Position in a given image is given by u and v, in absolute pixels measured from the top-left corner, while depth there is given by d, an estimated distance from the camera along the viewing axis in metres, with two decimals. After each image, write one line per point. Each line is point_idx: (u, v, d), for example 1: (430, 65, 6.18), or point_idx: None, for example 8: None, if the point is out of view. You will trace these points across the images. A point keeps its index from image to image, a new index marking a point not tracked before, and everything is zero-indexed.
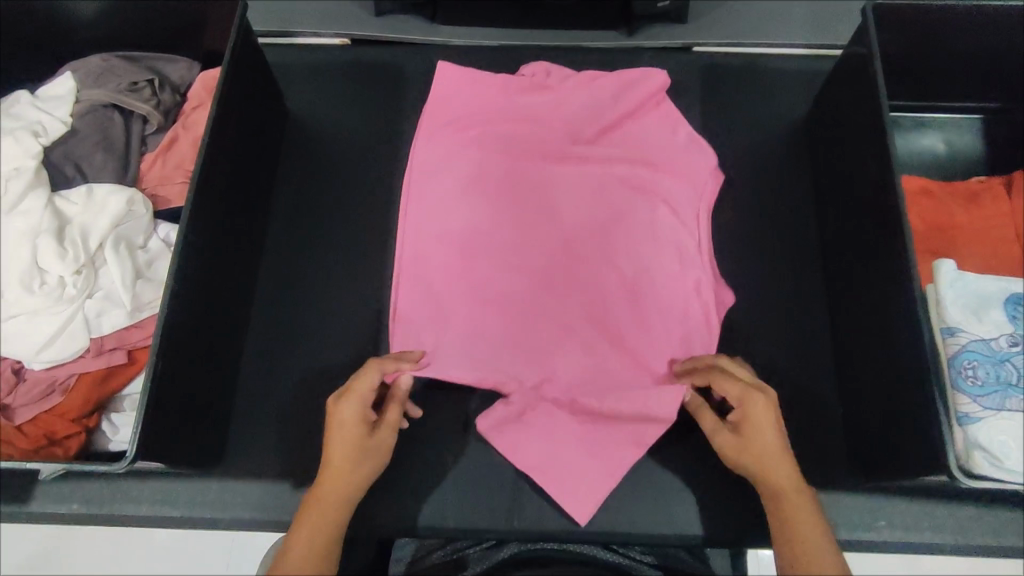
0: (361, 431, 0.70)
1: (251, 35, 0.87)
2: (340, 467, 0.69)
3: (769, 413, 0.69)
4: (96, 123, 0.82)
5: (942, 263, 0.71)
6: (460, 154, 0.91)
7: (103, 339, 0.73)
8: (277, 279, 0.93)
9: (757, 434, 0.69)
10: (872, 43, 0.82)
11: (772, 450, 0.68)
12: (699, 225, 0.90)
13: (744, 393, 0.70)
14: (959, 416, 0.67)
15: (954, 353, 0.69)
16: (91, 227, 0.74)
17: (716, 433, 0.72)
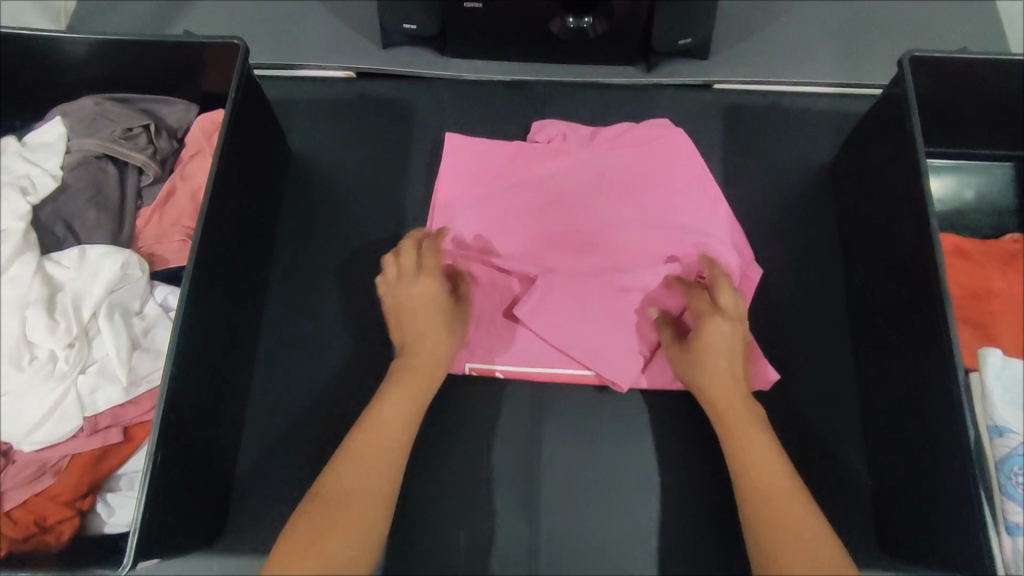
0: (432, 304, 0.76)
1: (253, 80, 0.83)
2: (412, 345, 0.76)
3: (718, 336, 0.75)
4: (87, 177, 0.77)
5: (988, 353, 0.70)
6: (488, 227, 0.90)
7: (97, 417, 0.69)
8: (281, 334, 0.89)
9: (704, 354, 0.76)
10: (908, 88, 0.78)
11: (712, 375, 0.75)
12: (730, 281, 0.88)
13: (704, 307, 0.77)
14: (1008, 524, 0.66)
15: (1002, 454, 0.67)
16: (83, 294, 0.70)
17: (671, 339, 0.80)
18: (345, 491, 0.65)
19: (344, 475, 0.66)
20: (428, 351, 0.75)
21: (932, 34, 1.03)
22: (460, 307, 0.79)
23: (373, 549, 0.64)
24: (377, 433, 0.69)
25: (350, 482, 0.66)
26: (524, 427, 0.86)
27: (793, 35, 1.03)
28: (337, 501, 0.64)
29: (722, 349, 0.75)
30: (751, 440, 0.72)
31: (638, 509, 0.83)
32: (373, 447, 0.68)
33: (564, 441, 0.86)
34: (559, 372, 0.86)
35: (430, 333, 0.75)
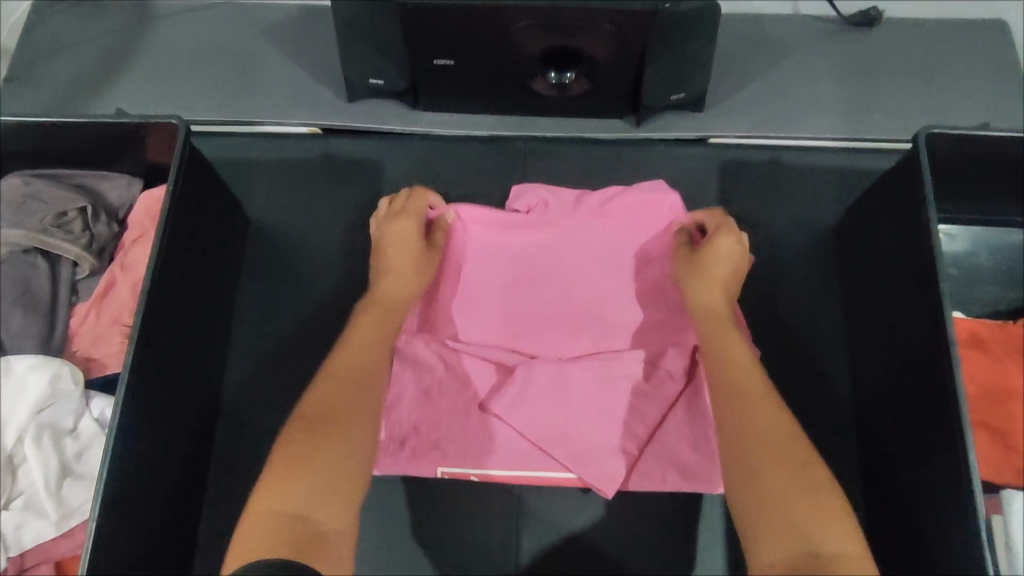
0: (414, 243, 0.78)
1: (198, 157, 0.75)
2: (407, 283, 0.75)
3: (732, 247, 0.73)
4: (14, 274, 0.70)
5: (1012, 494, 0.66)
6: (461, 312, 0.83)
7: (23, 555, 0.62)
8: (238, 424, 0.82)
9: (710, 260, 0.73)
10: (924, 168, 0.71)
11: (716, 285, 0.72)
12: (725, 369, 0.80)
13: (722, 223, 0.76)
14: None
15: None
16: (7, 418, 0.63)
17: (681, 254, 0.77)
18: (326, 411, 0.59)
19: (329, 392, 0.61)
20: (398, 288, 0.75)
21: (947, 82, 0.95)
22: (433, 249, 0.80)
23: (364, 474, 0.57)
24: (354, 359, 0.65)
25: (332, 396, 0.61)
26: (498, 529, 0.80)
27: (794, 83, 0.95)
28: (318, 416, 0.59)
29: (725, 262, 0.73)
30: (742, 354, 0.66)
31: None
32: (356, 363, 0.64)
33: (542, 545, 0.79)
34: (542, 474, 0.77)
35: (406, 269, 0.76)
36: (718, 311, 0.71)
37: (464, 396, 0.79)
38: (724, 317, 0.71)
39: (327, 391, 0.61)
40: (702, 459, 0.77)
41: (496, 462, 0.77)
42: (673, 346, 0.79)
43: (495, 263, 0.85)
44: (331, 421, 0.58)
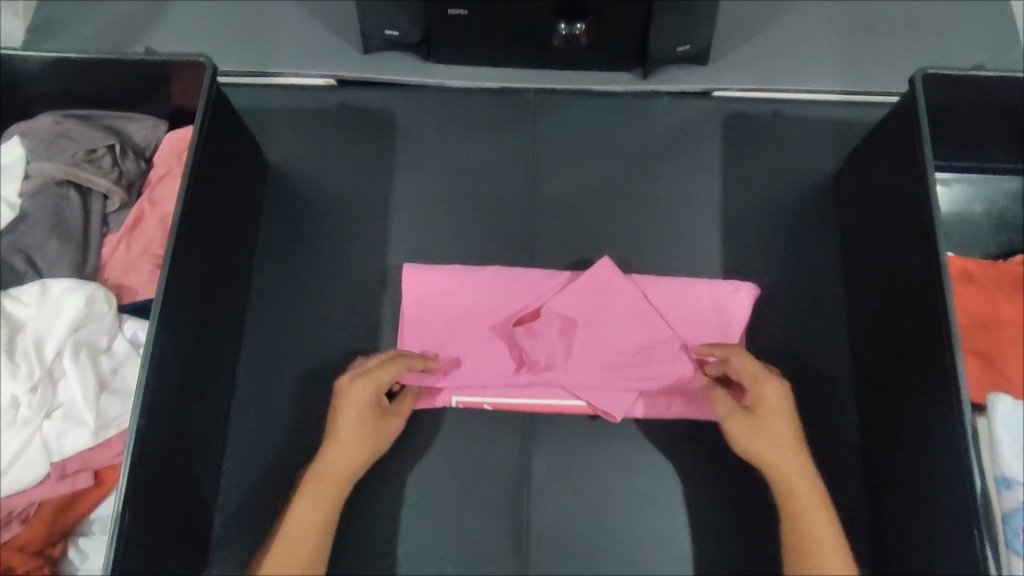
0: (373, 413, 0.72)
1: (223, 98, 0.77)
2: (358, 451, 0.70)
3: (780, 401, 0.69)
4: (49, 204, 0.73)
5: (997, 398, 0.68)
6: (463, 285, 0.84)
7: (65, 463, 0.66)
8: (259, 359, 0.85)
9: (770, 417, 0.69)
10: (921, 106, 0.73)
11: (776, 442, 0.68)
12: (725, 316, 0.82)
13: (755, 378, 0.70)
14: None
15: (1008, 508, 0.65)
16: (45, 334, 0.66)
17: (729, 416, 0.70)
18: (294, 562, 0.65)
19: (306, 515, 0.68)
20: (347, 460, 0.69)
21: (943, 37, 0.98)
22: (396, 418, 0.74)
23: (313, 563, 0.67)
24: (299, 535, 0.67)
25: (304, 537, 0.67)
26: (511, 460, 0.82)
27: (796, 39, 0.98)
28: (295, 545, 0.66)
29: (778, 414, 0.69)
30: (827, 531, 0.65)
31: (628, 544, 0.81)
32: (323, 490, 0.69)
33: (553, 475, 0.82)
34: (548, 401, 0.81)
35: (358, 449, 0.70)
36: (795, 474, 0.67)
37: (479, 329, 0.83)
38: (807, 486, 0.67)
39: (292, 546, 0.66)
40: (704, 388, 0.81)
41: (508, 392, 0.81)
42: (671, 295, 0.84)
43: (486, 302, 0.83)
44: (292, 570, 0.65)
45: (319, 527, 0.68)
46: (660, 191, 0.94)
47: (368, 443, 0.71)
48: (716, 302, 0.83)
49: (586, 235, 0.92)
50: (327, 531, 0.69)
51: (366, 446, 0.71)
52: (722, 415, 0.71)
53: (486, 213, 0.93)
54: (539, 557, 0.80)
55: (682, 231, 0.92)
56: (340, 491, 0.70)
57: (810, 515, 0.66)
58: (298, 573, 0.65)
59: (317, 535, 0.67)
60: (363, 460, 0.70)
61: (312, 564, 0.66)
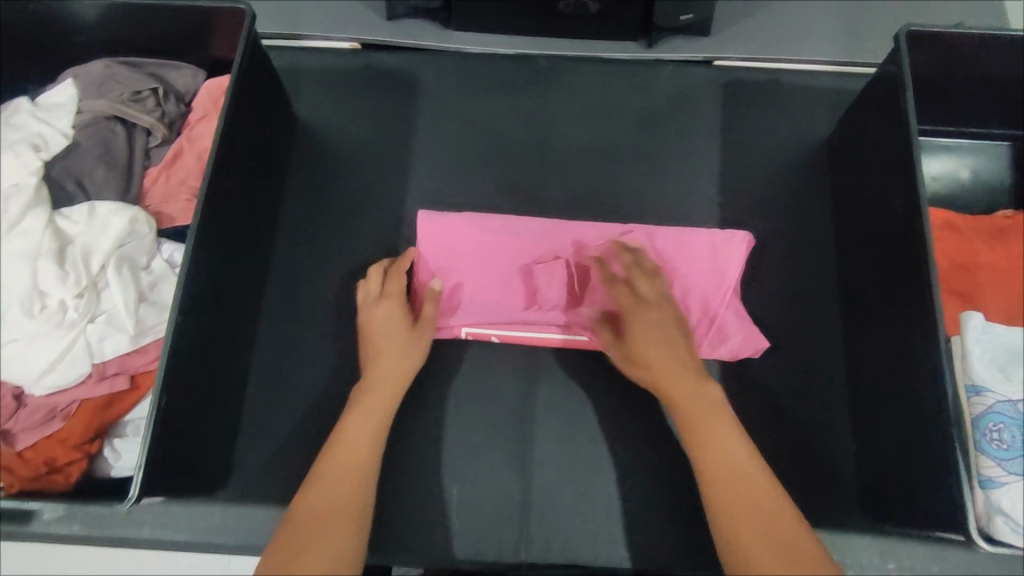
0: (397, 330, 0.81)
1: (259, 45, 0.84)
2: (392, 372, 0.79)
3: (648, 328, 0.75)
4: (98, 135, 0.80)
5: (968, 316, 0.73)
6: (477, 230, 0.88)
7: (105, 364, 0.72)
8: (282, 295, 0.91)
9: (638, 348, 0.75)
10: (904, 65, 0.78)
11: (657, 369, 0.74)
12: (726, 265, 0.86)
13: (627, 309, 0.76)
14: (981, 479, 0.69)
15: (978, 413, 0.70)
16: (92, 247, 0.72)
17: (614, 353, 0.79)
18: (345, 468, 0.72)
19: (361, 420, 0.76)
20: (383, 373, 0.79)
21: (936, 12, 1.03)
22: (420, 330, 0.81)
23: (371, 462, 0.74)
24: (354, 441, 0.74)
25: (352, 446, 0.74)
26: (517, 392, 0.87)
27: (795, 13, 1.04)
28: (349, 447, 0.74)
29: (648, 340, 0.75)
30: (724, 455, 0.69)
31: (627, 475, 0.84)
32: (365, 403, 0.77)
33: (557, 408, 0.87)
34: (552, 338, 0.87)
35: (390, 366, 0.79)
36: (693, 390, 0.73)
37: (488, 267, 0.87)
38: (689, 408, 0.72)
39: (344, 453, 0.73)
40: (700, 325, 0.86)
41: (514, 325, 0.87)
42: (677, 244, 0.87)
43: (499, 246, 0.88)
44: (349, 469, 0.72)
45: (365, 437, 0.74)
46: (663, 151, 0.99)
47: (399, 359, 0.80)
48: (714, 246, 0.87)
49: (592, 189, 0.97)
50: (377, 441, 0.75)
51: (397, 353, 0.79)
52: (620, 360, 0.79)
53: (498, 167, 0.98)
54: (541, 484, 0.84)
55: (683, 187, 0.97)
56: (387, 401, 0.78)
57: (702, 438, 0.71)
58: (350, 474, 0.71)
59: (366, 444, 0.74)
60: (398, 367, 0.79)
61: (363, 472, 0.72)
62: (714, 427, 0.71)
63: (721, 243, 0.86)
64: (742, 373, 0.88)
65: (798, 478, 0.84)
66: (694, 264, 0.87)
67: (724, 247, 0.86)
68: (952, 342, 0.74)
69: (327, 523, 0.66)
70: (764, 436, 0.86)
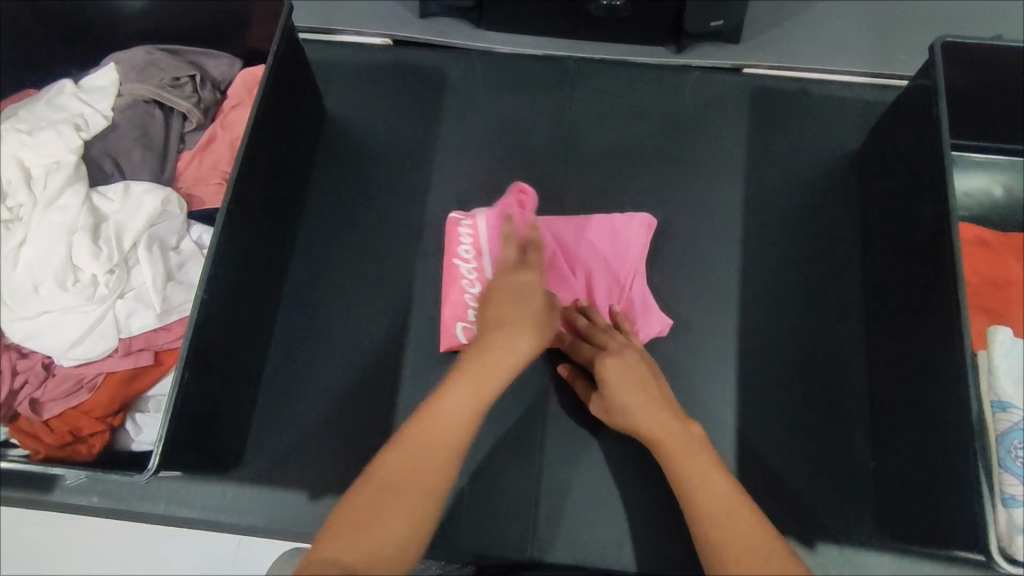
0: (543, 303, 0.69)
1: (295, 35, 0.85)
2: (533, 341, 0.66)
3: (622, 374, 0.72)
4: (137, 119, 0.83)
5: (998, 330, 0.72)
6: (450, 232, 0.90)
7: (132, 340, 0.74)
8: (304, 282, 0.92)
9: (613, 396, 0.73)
10: (938, 76, 0.77)
11: (635, 413, 0.71)
12: (633, 245, 0.90)
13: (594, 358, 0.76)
14: (1004, 497, 0.68)
15: (1003, 429, 0.69)
16: (125, 225, 0.74)
17: (593, 401, 0.78)
18: (433, 443, 0.59)
19: (454, 408, 0.61)
20: (508, 346, 0.65)
21: (974, 25, 1.01)
22: (553, 312, 0.72)
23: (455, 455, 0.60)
24: (434, 430, 0.60)
25: (450, 417, 0.61)
26: (531, 389, 0.87)
27: (828, 23, 1.03)
28: (421, 443, 0.59)
29: (619, 385, 0.72)
30: (716, 494, 0.65)
31: (638, 479, 0.84)
32: (489, 377, 0.63)
33: (570, 407, 0.86)
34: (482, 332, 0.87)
35: (522, 336, 0.66)
36: (675, 436, 0.69)
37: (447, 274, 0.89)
38: (670, 451, 0.69)
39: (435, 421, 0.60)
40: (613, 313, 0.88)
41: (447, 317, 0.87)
42: (588, 232, 0.91)
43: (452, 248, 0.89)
44: (413, 468, 0.58)
45: (472, 410, 0.62)
46: (687, 155, 0.99)
47: (540, 328, 0.68)
48: (614, 230, 0.91)
49: (615, 191, 0.97)
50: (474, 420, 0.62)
51: (542, 325, 0.68)
52: (598, 408, 0.78)
53: (522, 166, 0.99)
54: (551, 483, 0.84)
55: (707, 193, 0.97)
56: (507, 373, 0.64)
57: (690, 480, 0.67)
58: (433, 469, 0.58)
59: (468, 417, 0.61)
60: (530, 335, 0.66)
61: (456, 451, 0.60)
62: (704, 469, 0.67)
63: (623, 225, 0.91)
64: (758, 381, 0.87)
65: (813, 491, 0.83)
66: (606, 247, 0.90)
67: (615, 229, 0.91)
68: (978, 356, 0.73)
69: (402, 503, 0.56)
70: (779, 446, 0.85)
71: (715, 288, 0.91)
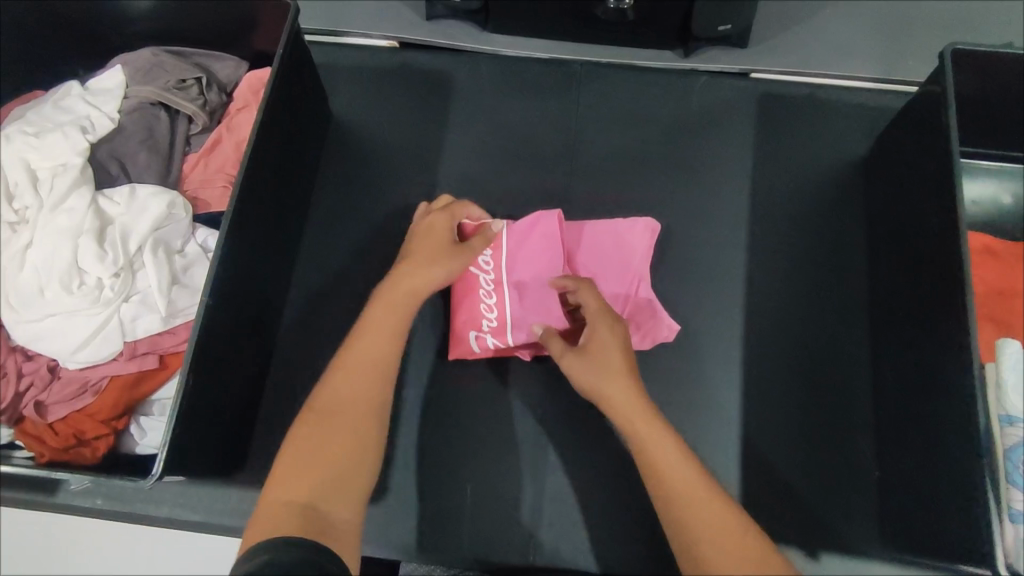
0: (444, 240, 0.78)
1: (301, 38, 0.85)
2: (421, 270, 0.75)
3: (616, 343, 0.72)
4: (143, 121, 0.83)
5: (1006, 344, 0.73)
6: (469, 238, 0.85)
7: (136, 343, 0.74)
8: (308, 285, 0.92)
9: (601, 362, 0.71)
10: (948, 83, 0.77)
11: (619, 387, 0.70)
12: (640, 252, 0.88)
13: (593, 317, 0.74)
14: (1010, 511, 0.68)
15: (1011, 443, 0.70)
16: (131, 228, 0.74)
17: (565, 357, 0.74)
18: (359, 371, 0.69)
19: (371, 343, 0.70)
20: (407, 276, 0.74)
21: (985, 31, 1.00)
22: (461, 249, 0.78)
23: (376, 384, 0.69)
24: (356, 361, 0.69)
25: (370, 346, 0.70)
26: (535, 394, 0.87)
27: (837, 28, 1.02)
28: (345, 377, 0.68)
29: (611, 352, 0.72)
30: (683, 482, 0.64)
31: (641, 486, 0.84)
32: (393, 305, 0.73)
33: (574, 413, 0.86)
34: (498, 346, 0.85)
35: (415, 265, 0.75)
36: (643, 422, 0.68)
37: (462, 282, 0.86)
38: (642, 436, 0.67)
39: (362, 352, 0.70)
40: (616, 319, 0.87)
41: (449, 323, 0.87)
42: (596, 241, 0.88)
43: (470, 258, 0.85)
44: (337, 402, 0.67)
45: (384, 335, 0.71)
46: (693, 160, 0.98)
47: (434, 260, 0.76)
48: (619, 236, 0.88)
49: (621, 195, 0.97)
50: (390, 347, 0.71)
51: (443, 259, 0.76)
52: (569, 365, 0.73)
53: (528, 170, 0.98)
54: (554, 490, 0.84)
55: (712, 199, 0.96)
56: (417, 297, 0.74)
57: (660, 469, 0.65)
58: (357, 396, 0.68)
59: (392, 336, 0.71)
60: (427, 265, 0.75)
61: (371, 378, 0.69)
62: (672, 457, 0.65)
63: (630, 232, 0.88)
64: (763, 389, 0.87)
65: (817, 500, 0.83)
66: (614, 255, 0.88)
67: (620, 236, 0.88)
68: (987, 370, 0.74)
69: (336, 421, 0.66)
70: (782, 455, 0.84)
71: (721, 294, 0.91)
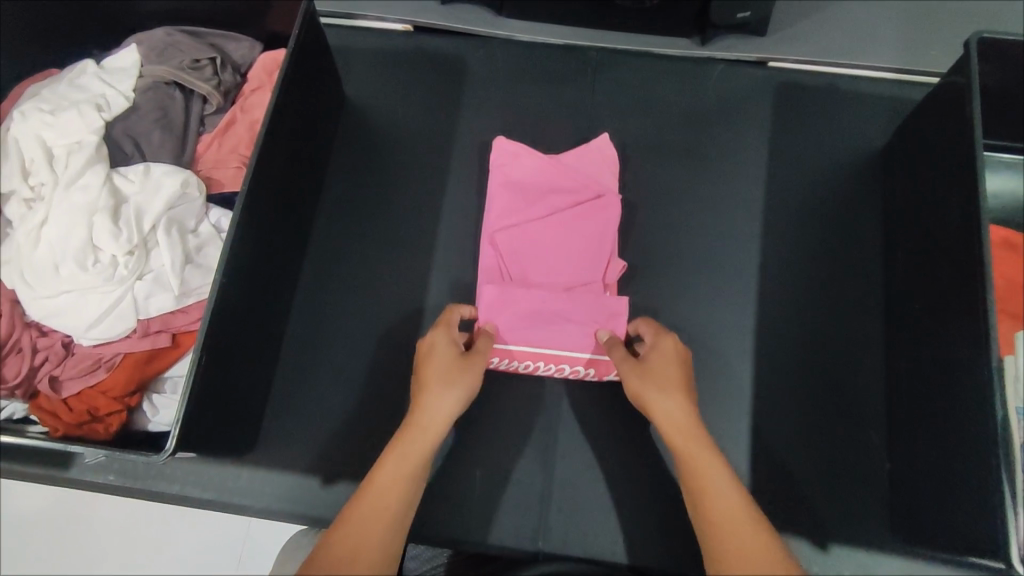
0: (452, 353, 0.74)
1: (316, 20, 0.84)
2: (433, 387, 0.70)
3: (676, 360, 0.73)
4: (158, 99, 0.83)
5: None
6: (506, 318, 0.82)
7: (149, 321, 0.74)
8: (320, 267, 0.92)
9: (659, 372, 0.71)
10: (972, 73, 0.76)
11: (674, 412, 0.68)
12: (536, 163, 0.89)
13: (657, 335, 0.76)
14: None
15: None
16: (146, 208, 0.75)
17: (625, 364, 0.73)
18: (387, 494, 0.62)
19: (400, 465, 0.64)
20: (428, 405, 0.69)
21: (1011, 22, 0.98)
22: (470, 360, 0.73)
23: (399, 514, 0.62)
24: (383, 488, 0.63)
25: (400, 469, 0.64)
26: (545, 379, 0.87)
27: (857, 17, 1.01)
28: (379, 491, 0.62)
29: (666, 360, 0.73)
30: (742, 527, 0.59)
31: (650, 473, 0.84)
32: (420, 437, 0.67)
33: (583, 401, 0.86)
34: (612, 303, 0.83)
35: (431, 385, 0.70)
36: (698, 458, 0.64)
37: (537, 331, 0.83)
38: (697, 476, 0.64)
39: (385, 480, 0.63)
40: (598, 213, 0.87)
41: (531, 349, 0.83)
42: (506, 191, 0.89)
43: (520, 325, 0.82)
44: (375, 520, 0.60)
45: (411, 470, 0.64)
46: (709, 149, 0.97)
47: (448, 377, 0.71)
48: (515, 157, 0.89)
49: (634, 183, 0.96)
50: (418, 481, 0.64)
51: (452, 377, 0.71)
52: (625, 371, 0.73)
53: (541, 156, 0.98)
54: (563, 475, 0.84)
55: (727, 188, 0.95)
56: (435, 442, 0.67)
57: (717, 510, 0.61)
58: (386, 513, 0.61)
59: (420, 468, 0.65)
60: (439, 387, 0.70)
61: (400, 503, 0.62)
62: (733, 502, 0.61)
63: (511, 151, 0.89)
64: (773, 378, 0.86)
65: (828, 490, 0.82)
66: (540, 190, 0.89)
67: (513, 158, 0.89)
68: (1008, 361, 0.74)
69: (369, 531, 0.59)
70: (793, 446, 0.84)
71: (734, 285, 0.90)
